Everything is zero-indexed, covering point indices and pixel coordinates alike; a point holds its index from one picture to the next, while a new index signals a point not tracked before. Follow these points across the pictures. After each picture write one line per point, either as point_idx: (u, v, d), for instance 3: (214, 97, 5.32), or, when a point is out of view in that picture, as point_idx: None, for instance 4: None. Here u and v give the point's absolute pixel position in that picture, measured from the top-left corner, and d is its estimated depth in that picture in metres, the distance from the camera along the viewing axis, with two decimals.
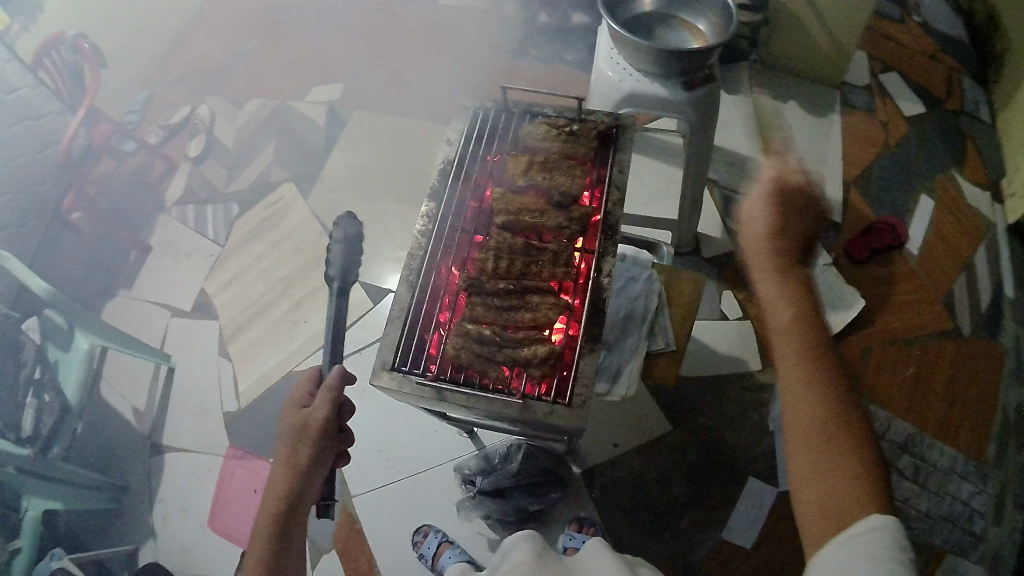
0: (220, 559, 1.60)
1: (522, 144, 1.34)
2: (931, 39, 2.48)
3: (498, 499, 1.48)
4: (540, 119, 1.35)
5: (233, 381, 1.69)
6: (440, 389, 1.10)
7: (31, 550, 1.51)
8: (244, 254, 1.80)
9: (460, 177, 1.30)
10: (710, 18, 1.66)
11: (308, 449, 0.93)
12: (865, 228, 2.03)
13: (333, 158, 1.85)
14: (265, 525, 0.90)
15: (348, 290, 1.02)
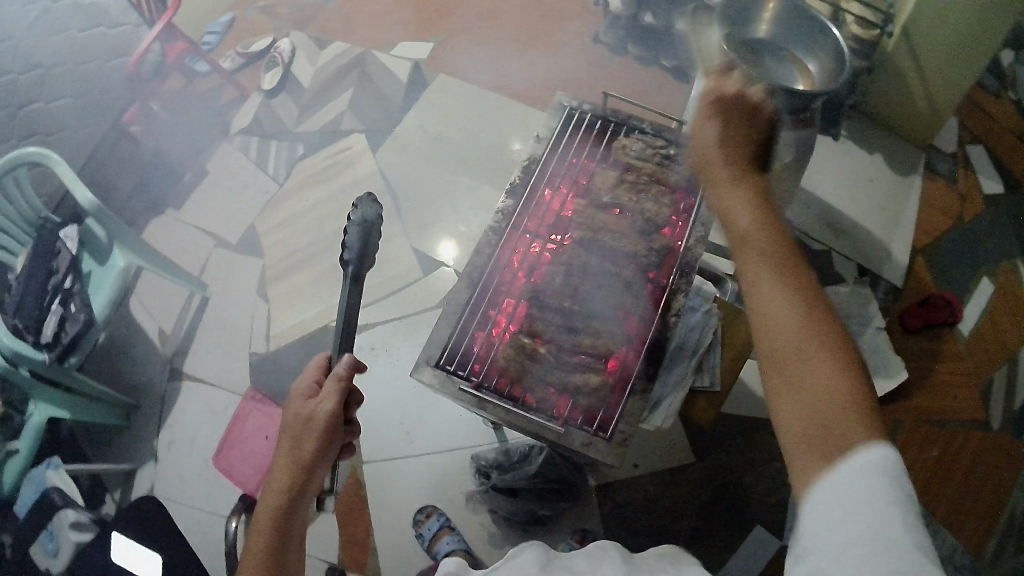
0: (219, 497, 1.61)
1: (616, 158, 1.29)
2: None
3: (508, 496, 1.47)
4: (637, 135, 1.31)
5: (266, 322, 1.67)
6: (480, 400, 1.09)
7: (27, 456, 1.48)
8: (301, 198, 1.76)
9: (543, 181, 1.28)
10: (823, 61, 1.57)
11: (314, 441, 0.86)
12: (921, 300, 1.96)
13: (408, 117, 1.81)
14: (264, 521, 0.83)
15: (361, 279, 0.93)
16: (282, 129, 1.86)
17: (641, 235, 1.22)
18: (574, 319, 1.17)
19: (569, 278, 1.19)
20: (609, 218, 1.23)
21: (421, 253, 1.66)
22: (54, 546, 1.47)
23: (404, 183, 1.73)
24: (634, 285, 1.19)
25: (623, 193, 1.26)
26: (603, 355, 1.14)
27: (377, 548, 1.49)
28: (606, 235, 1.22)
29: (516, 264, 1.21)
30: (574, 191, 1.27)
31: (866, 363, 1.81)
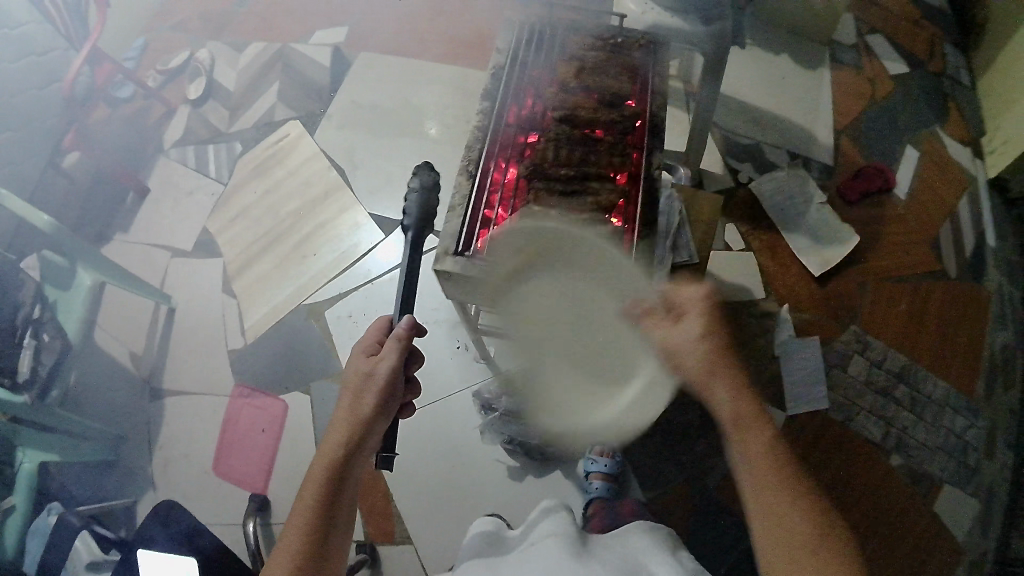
0: (223, 503, 1.56)
1: (561, 58, 1.37)
2: (916, 6, 2.54)
3: (521, 420, 1.48)
4: (587, 31, 1.41)
5: (239, 316, 1.67)
6: (505, 266, 1.12)
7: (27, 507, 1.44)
8: (251, 190, 1.79)
9: (509, 87, 1.34)
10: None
11: (374, 391, 0.87)
12: (854, 173, 2.09)
13: (339, 97, 1.86)
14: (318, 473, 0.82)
15: (422, 244, 1.04)
16: (217, 133, 1.89)
17: (610, 106, 1.29)
18: (572, 183, 1.21)
19: (559, 151, 1.24)
20: (580, 97, 1.30)
21: (376, 216, 1.70)
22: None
23: (349, 158, 1.77)
24: (618, 146, 1.25)
25: (586, 76, 1.33)
26: (607, 208, 1.18)
27: (399, 510, 1.48)
28: (581, 110, 1.28)
29: (503, 155, 1.26)
30: (542, 86, 1.33)
31: (819, 235, 1.90)
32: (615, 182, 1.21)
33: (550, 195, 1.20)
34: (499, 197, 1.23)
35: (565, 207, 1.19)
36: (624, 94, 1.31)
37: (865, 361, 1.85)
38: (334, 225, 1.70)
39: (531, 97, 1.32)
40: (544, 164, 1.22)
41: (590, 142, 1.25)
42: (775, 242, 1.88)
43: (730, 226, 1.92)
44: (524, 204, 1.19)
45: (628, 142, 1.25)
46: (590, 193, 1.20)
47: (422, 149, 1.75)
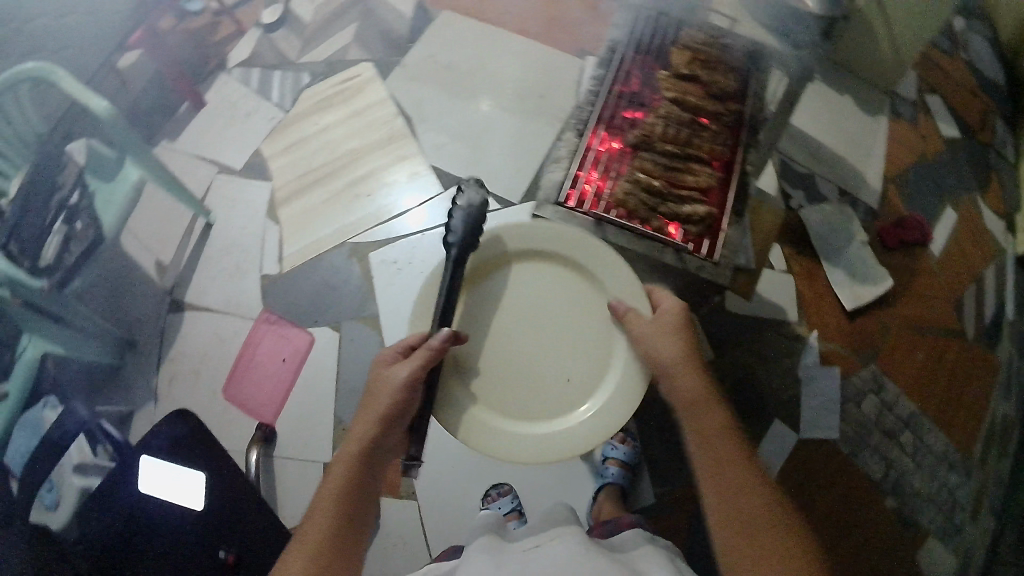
0: (232, 423, 1.59)
1: (671, 49, 1.55)
2: (974, 77, 2.43)
3: None
4: (698, 26, 1.57)
5: (278, 244, 1.66)
6: (605, 223, 1.41)
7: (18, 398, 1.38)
8: (312, 122, 1.76)
9: (621, 68, 1.57)
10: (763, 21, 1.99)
11: (389, 397, 1.02)
12: (897, 221, 2.05)
13: (416, 49, 1.83)
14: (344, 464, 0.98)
15: (462, 262, 1.07)
16: (285, 61, 1.86)
17: (713, 100, 1.50)
18: (675, 161, 1.46)
19: (667, 129, 1.46)
20: (690, 86, 1.50)
21: (436, 168, 1.68)
22: (51, 499, 1.48)
23: (417, 109, 1.75)
24: (719, 137, 1.48)
25: (697, 67, 1.51)
26: (703, 190, 1.45)
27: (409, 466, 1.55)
28: (690, 97, 1.49)
29: (609, 129, 1.52)
30: (647, 72, 1.56)
31: (855, 271, 1.90)
32: (713, 168, 1.46)
33: (657, 168, 1.45)
34: (603, 162, 1.50)
35: (666, 178, 1.45)
36: (730, 92, 1.50)
37: (877, 402, 1.86)
38: (388, 172, 1.68)
39: (639, 78, 1.56)
40: (652, 139, 1.46)
41: (696, 128, 1.48)
42: (814, 271, 1.89)
43: (777, 247, 1.90)
44: (632, 170, 1.46)
45: (730, 136, 1.48)
46: (689, 173, 1.45)
47: (488, 114, 1.73)
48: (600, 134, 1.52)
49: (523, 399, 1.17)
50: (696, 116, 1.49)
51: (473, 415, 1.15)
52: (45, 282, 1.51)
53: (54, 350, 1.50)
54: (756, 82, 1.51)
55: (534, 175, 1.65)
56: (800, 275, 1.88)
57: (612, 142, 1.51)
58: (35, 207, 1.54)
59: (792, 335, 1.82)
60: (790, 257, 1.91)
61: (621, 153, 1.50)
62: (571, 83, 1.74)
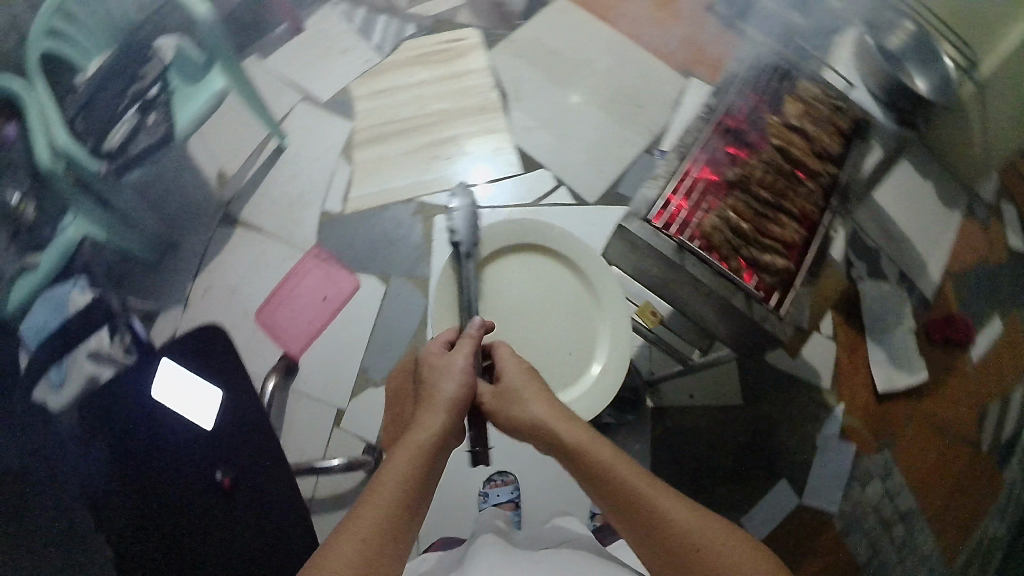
0: (259, 348, 1.60)
1: (786, 97, 1.57)
2: None
3: None
4: (818, 83, 1.60)
5: (346, 185, 1.68)
6: (688, 252, 1.38)
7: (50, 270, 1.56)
8: (405, 74, 1.76)
9: (738, 100, 1.56)
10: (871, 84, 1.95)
11: (451, 384, 1.05)
12: (946, 317, 2.00)
13: (526, 28, 1.81)
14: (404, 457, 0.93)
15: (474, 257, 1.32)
16: (392, 5, 1.83)
17: (815, 156, 1.52)
18: (767, 208, 1.48)
19: (766, 176, 1.49)
20: (797, 138, 1.52)
21: (520, 149, 1.71)
22: (59, 375, 1.51)
23: (515, 87, 1.76)
24: (811, 194, 1.51)
25: (808, 121, 1.53)
26: (786, 241, 1.47)
27: None
28: (794, 149, 1.50)
29: (711, 158, 1.50)
30: (761, 113, 1.56)
31: (896, 357, 1.88)
32: (800, 224, 1.49)
33: (747, 211, 1.48)
34: (699, 190, 1.48)
35: (756, 222, 1.46)
36: (830, 154, 1.53)
37: (879, 488, 1.86)
38: (469, 142, 1.71)
39: (750, 117, 1.55)
40: (750, 180, 1.48)
41: (792, 182, 1.51)
42: (858, 346, 1.87)
43: (829, 313, 1.88)
44: (726, 206, 1.47)
45: (821, 197, 1.52)
46: (777, 223, 1.47)
47: (579, 112, 1.74)
48: (703, 163, 1.51)
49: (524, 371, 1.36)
50: (794, 169, 1.52)
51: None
52: (103, 164, 1.65)
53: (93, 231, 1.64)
54: (855, 151, 1.55)
55: (613, 180, 1.69)
56: (844, 347, 1.86)
57: (712, 174, 1.50)
58: (107, 94, 1.64)
59: (820, 402, 1.80)
60: (838, 326, 1.88)
61: (718, 186, 1.49)
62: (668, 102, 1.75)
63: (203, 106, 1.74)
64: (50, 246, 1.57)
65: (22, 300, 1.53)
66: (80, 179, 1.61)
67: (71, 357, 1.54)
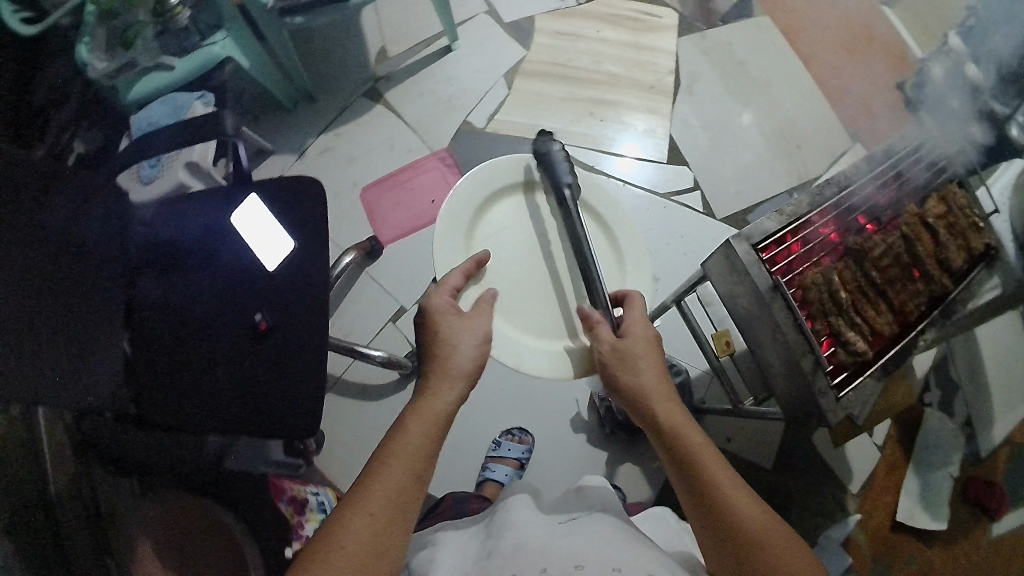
0: (353, 222, 1.66)
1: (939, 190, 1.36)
2: None
3: None
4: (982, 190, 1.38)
5: (496, 105, 1.71)
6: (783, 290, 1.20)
7: (182, 77, 1.62)
8: (592, 28, 1.80)
9: (889, 170, 1.36)
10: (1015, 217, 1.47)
11: (468, 345, 1.00)
12: (989, 482, 1.81)
13: (720, 32, 1.86)
14: (420, 420, 0.89)
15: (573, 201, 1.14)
16: None
17: (941, 262, 1.33)
18: (872, 292, 1.33)
19: (884, 258, 1.32)
20: (929, 235, 1.33)
21: (673, 139, 1.74)
22: (151, 173, 1.65)
23: (690, 82, 1.79)
24: (918, 297, 1.33)
25: (951, 221, 1.33)
26: (870, 329, 1.31)
27: None
28: (920, 244, 1.32)
29: (838, 218, 1.35)
30: (905, 195, 1.37)
31: (926, 494, 1.81)
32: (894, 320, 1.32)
33: (848, 282, 1.33)
34: (808, 241, 1.34)
35: (851, 298, 1.32)
36: (956, 265, 1.33)
37: None
38: (635, 116, 1.74)
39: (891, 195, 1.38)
40: (866, 255, 1.31)
41: (906, 277, 1.33)
42: (897, 466, 1.85)
43: (887, 423, 1.88)
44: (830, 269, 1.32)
45: (926, 304, 1.33)
46: (873, 309, 1.32)
47: (733, 131, 1.76)
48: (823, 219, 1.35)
49: (529, 311, 1.16)
50: (915, 266, 1.34)
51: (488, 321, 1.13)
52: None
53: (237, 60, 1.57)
54: (977, 275, 1.34)
55: (747, 207, 1.69)
56: (886, 460, 1.85)
57: (824, 232, 1.35)
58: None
59: (838, 498, 1.80)
60: (889, 438, 1.88)
61: (825, 248, 1.35)
62: (822, 158, 1.76)
63: None
64: (190, 55, 1.60)
65: (147, 94, 1.63)
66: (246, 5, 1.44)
67: (169, 161, 1.63)
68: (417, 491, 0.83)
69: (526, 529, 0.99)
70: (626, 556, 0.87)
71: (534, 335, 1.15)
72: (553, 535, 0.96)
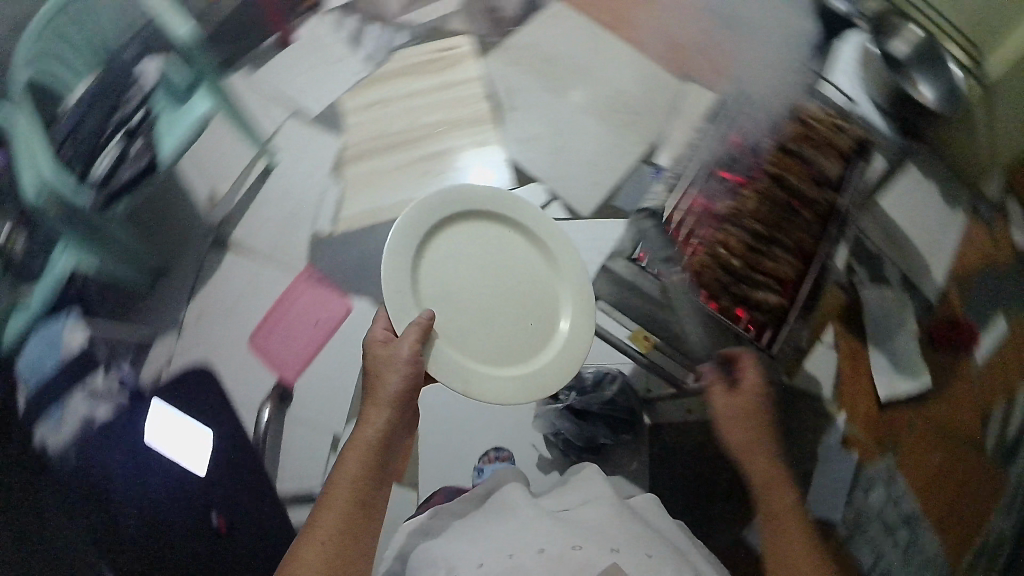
0: (256, 375, 1.65)
1: (768, 138, 1.60)
2: None
3: (575, 418, 1.57)
4: (818, 105, 1.62)
5: (335, 205, 1.73)
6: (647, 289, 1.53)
7: (42, 306, 1.56)
8: (394, 86, 1.80)
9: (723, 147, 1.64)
10: (874, 96, 2.00)
11: (394, 377, 1.14)
12: (954, 319, 1.84)
13: (521, 30, 1.85)
14: (361, 449, 1.09)
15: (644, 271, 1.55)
16: (382, 10, 1.83)
17: (815, 179, 1.51)
18: (761, 243, 1.48)
19: (756, 206, 1.50)
20: (786, 168, 1.52)
21: (514, 162, 1.78)
22: (58, 414, 1.51)
23: (508, 96, 1.82)
24: (811, 224, 1.48)
25: (802, 146, 1.53)
26: (785, 281, 1.47)
27: (421, 460, 1.58)
28: (790, 174, 1.51)
29: (704, 192, 1.55)
30: (751, 145, 1.60)
31: (900, 361, 1.88)
32: (796, 257, 1.47)
33: (725, 247, 1.50)
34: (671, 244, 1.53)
35: (744, 257, 1.49)
36: (830, 177, 1.52)
37: (884, 495, 1.80)
38: (462, 154, 1.77)
39: (738, 144, 1.63)
40: (742, 213, 1.50)
41: (792, 209, 1.49)
42: (857, 349, 1.93)
43: (830, 326, 1.93)
44: (715, 242, 1.50)
45: (819, 225, 1.49)
46: (774, 258, 1.47)
47: (569, 122, 1.82)
48: (688, 197, 1.55)
49: (501, 338, 1.34)
50: (795, 195, 1.50)
51: (455, 361, 1.24)
52: (91, 195, 1.61)
53: (87, 261, 1.62)
54: (860, 170, 1.51)
55: (609, 193, 1.77)
56: (846, 353, 1.93)
57: (697, 203, 1.54)
58: (89, 123, 1.60)
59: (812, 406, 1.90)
60: (839, 333, 1.94)
61: (704, 219, 1.52)
62: (662, 112, 1.82)
63: (188, 129, 1.72)
64: (40, 281, 1.57)
65: (17, 334, 1.53)
66: (68, 212, 1.58)
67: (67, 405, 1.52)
68: (362, 522, 1.04)
69: (522, 524, 1.12)
70: (624, 538, 1.08)
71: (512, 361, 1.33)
72: (546, 526, 1.11)
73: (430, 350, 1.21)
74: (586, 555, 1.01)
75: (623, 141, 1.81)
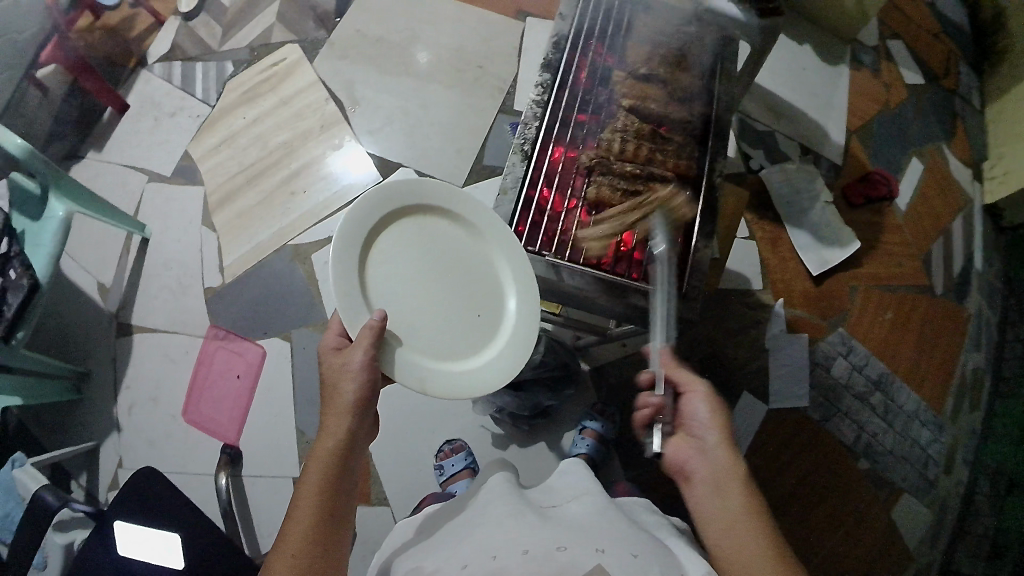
0: (196, 447, 1.63)
1: (631, 43, 1.41)
2: (938, 17, 2.31)
3: (514, 392, 1.51)
4: (657, 12, 1.43)
5: (217, 257, 1.76)
6: (557, 267, 1.20)
7: None
8: (235, 117, 1.88)
9: (565, 69, 1.38)
10: None
11: (353, 383, 0.88)
12: (860, 178, 1.99)
13: (343, 25, 1.95)
14: (319, 470, 0.83)
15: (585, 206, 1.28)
16: (207, 50, 1.96)
17: (681, 101, 1.37)
18: (634, 184, 1.28)
19: (626, 144, 1.31)
20: (651, 88, 1.36)
21: (378, 155, 1.80)
22: (42, 558, 1.29)
23: (350, 95, 1.87)
24: (685, 148, 1.33)
25: (660, 64, 1.39)
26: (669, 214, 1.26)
27: (377, 474, 1.63)
28: (651, 103, 1.35)
29: (561, 138, 1.34)
30: (607, 68, 1.40)
31: (820, 233, 1.91)
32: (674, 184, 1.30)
33: (617, 192, 1.27)
34: (544, 209, 1.29)
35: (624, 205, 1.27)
36: (695, 92, 1.38)
37: (846, 365, 1.84)
38: (321, 163, 1.80)
39: (585, 71, 1.40)
40: (609, 158, 1.30)
41: (659, 139, 1.33)
42: (778, 235, 1.92)
43: (745, 220, 1.94)
44: (589, 197, 1.27)
45: (696, 146, 1.34)
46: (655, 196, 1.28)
47: (418, 101, 1.86)
48: (550, 149, 1.33)
49: (444, 333, 0.99)
50: (658, 125, 1.36)
51: (408, 357, 0.95)
52: None
53: (12, 400, 1.42)
54: (724, 69, 1.39)
55: (475, 155, 1.80)
56: (764, 241, 1.92)
57: (558, 154, 1.33)
58: None
59: (756, 304, 1.86)
60: (750, 221, 1.95)
61: (569, 171, 1.32)
62: (507, 69, 1.89)
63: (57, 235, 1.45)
64: None
65: None
66: None
67: None
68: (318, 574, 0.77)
69: (492, 504, 1.01)
70: (615, 540, 0.87)
71: (460, 355, 1.00)
72: (532, 527, 0.91)
73: (387, 354, 0.93)
74: (570, 557, 0.82)
75: (477, 100, 1.86)
